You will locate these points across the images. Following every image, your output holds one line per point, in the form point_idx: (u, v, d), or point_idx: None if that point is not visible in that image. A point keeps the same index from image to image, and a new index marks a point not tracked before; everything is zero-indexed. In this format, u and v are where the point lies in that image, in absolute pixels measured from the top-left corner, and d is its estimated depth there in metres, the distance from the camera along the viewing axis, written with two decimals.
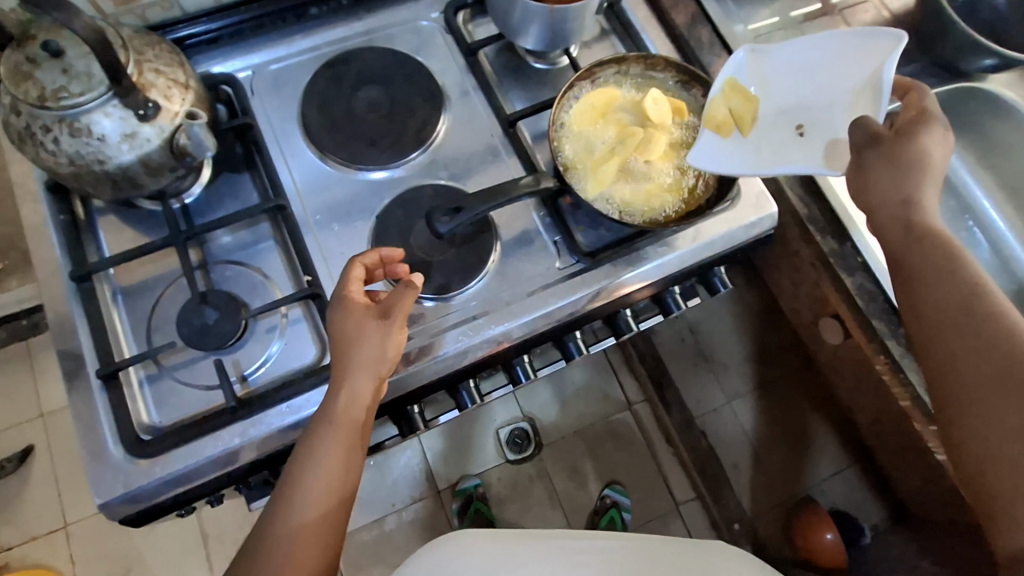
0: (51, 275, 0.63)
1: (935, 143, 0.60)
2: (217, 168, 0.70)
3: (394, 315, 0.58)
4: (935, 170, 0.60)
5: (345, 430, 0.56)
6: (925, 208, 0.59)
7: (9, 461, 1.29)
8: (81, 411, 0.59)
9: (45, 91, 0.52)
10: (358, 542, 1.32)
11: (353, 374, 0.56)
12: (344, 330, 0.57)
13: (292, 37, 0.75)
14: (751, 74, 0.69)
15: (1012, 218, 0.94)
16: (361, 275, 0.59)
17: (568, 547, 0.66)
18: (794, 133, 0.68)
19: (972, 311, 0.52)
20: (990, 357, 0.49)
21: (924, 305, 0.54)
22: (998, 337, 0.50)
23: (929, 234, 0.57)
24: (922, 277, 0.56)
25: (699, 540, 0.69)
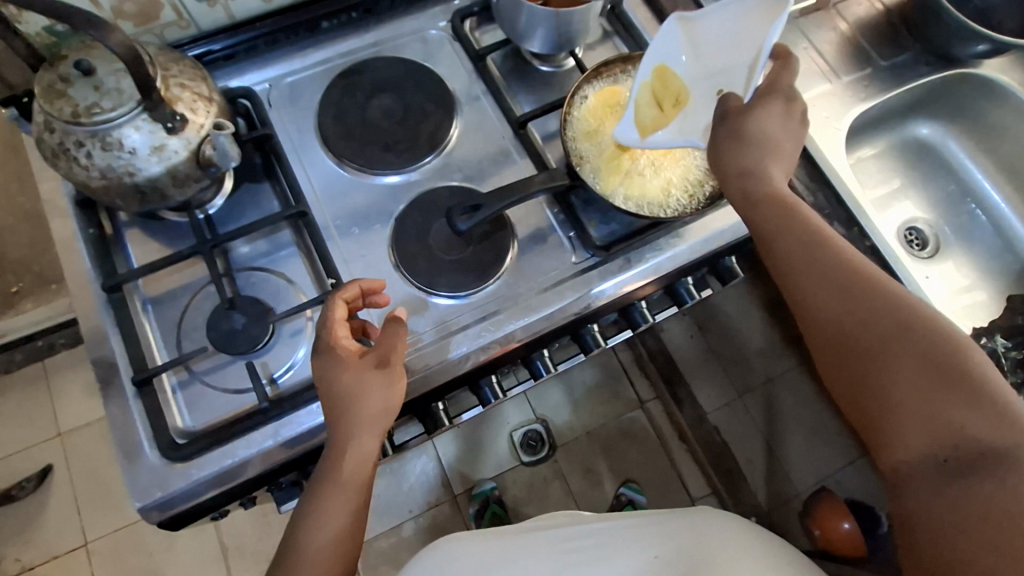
0: (82, 286, 0.65)
1: (773, 119, 0.61)
2: (238, 178, 0.72)
3: (393, 363, 0.58)
4: (777, 146, 0.61)
5: (349, 491, 0.56)
6: (767, 174, 0.60)
7: (28, 481, 1.30)
8: (117, 418, 0.60)
9: (79, 108, 0.54)
10: (377, 549, 1.32)
11: (356, 433, 0.56)
12: (343, 386, 0.56)
13: (306, 51, 0.78)
14: (679, 45, 0.64)
15: (1015, 199, 0.98)
16: (343, 314, 0.60)
17: (559, 534, 0.69)
18: (708, 102, 0.66)
19: (812, 249, 0.56)
20: (836, 283, 0.54)
21: (785, 250, 0.57)
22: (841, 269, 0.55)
23: (766, 196, 0.59)
24: (773, 224, 0.58)
25: (689, 511, 0.67)
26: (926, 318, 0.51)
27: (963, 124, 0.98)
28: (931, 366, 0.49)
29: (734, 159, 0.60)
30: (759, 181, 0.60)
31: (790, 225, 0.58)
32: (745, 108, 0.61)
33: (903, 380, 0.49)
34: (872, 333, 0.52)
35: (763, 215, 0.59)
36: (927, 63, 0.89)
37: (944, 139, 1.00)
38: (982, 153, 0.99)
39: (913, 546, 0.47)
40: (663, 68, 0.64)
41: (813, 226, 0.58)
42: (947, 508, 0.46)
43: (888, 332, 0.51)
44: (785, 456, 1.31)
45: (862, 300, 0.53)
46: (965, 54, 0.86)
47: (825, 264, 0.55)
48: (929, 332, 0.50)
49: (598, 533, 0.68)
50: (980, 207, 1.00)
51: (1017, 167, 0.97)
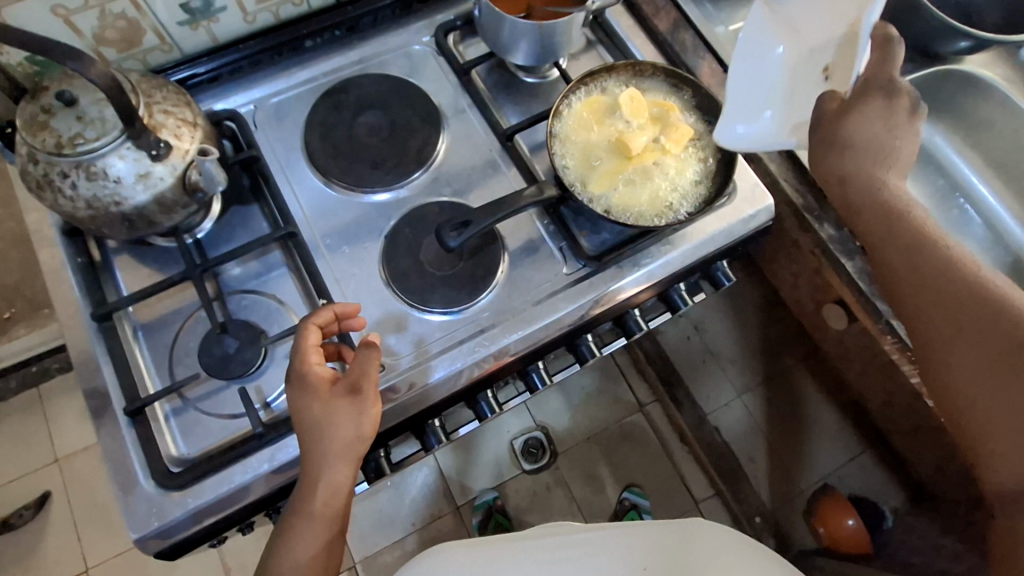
0: (73, 316, 0.64)
1: (870, 121, 0.58)
2: (226, 202, 0.72)
3: (364, 390, 0.57)
4: (884, 148, 0.59)
5: (321, 523, 0.56)
6: (880, 179, 0.59)
7: (26, 508, 1.28)
8: (111, 447, 0.60)
9: (62, 139, 0.54)
10: (381, 564, 1.31)
11: (327, 466, 0.55)
12: (314, 417, 0.55)
13: (290, 70, 0.78)
14: (768, 33, 0.67)
15: (1002, 191, 0.99)
16: (316, 339, 0.59)
17: (548, 543, 0.68)
18: (816, 83, 0.66)
19: (916, 254, 0.55)
20: (941, 296, 0.53)
21: (884, 255, 0.57)
22: (944, 277, 0.53)
23: (868, 205, 0.59)
24: (876, 232, 0.58)
25: (684, 518, 0.69)
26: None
27: (946, 119, 1.00)
28: None
29: (841, 154, 0.60)
30: (860, 187, 0.59)
31: (895, 233, 0.57)
32: (839, 110, 0.60)
33: (998, 403, 0.49)
34: (968, 350, 0.51)
35: (864, 223, 0.59)
36: (909, 60, 0.90)
37: (931, 135, 1.01)
38: (968, 148, 1.00)
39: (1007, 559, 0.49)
40: (760, 57, 0.68)
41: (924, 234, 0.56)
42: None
43: (994, 352, 0.49)
44: (785, 453, 1.33)
45: (963, 314, 0.52)
46: (947, 50, 0.86)
47: (931, 274, 0.54)
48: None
49: (583, 543, 0.67)
50: (969, 200, 1.00)
51: (1005, 160, 0.98)
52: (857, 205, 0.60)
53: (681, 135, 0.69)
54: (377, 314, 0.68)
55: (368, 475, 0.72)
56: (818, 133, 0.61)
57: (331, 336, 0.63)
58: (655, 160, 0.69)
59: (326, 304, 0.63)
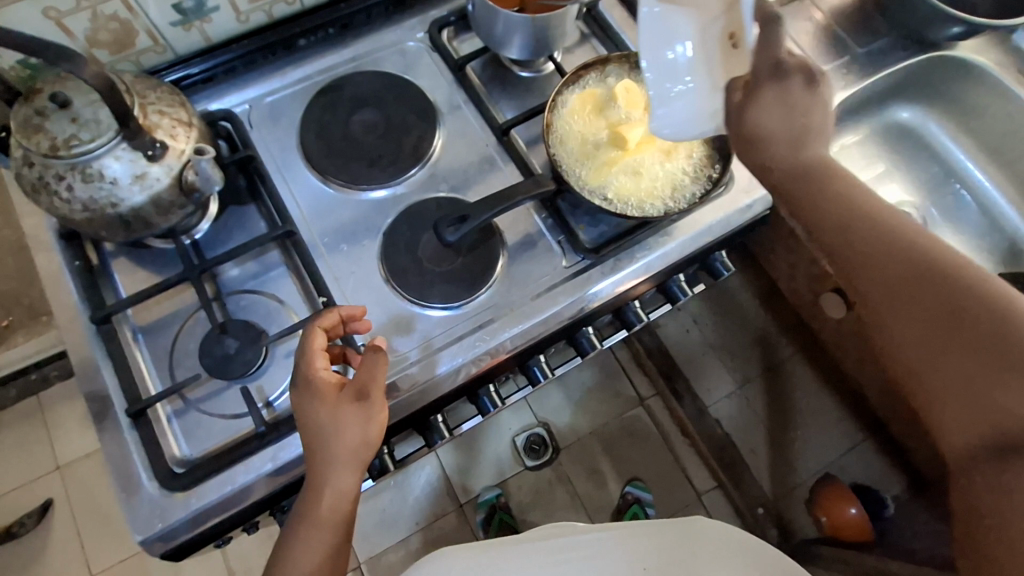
0: (72, 320, 0.64)
1: (772, 107, 0.56)
2: (223, 202, 0.72)
3: (372, 396, 0.56)
4: (797, 132, 0.56)
5: (325, 528, 0.56)
6: (801, 155, 0.57)
7: (29, 517, 1.28)
8: (113, 451, 0.60)
9: (56, 141, 0.53)
10: (387, 563, 1.30)
11: (333, 471, 0.55)
12: (321, 423, 0.55)
13: (284, 69, 0.78)
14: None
15: (999, 176, 1.00)
16: (322, 343, 0.59)
17: (543, 549, 0.68)
18: (725, 49, 0.54)
19: (846, 223, 0.56)
20: (876, 262, 0.54)
21: (816, 226, 0.57)
22: (877, 244, 0.55)
23: (791, 182, 0.58)
24: (803, 204, 0.57)
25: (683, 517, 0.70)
26: (974, 288, 0.51)
27: (941, 106, 1.00)
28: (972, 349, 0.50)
29: (765, 146, 0.57)
30: (783, 168, 0.58)
31: (821, 204, 0.57)
32: (745, 97, 0.56)
33: (944, 362, 0.51)
34: (905, 313, 0.53)
35: (792, 199, 0.58)
36: (903, 47, 0.90)
37: (925, 122, 1.02)
38: (963, 134, 1.01)
39: (973, 520, 0.50)
40: (661, 28, 0.55)
41: (853, 202, 0.56)
42: (988, 485, 0.49)
43: (932, 317, 0.52)
44: (787, 444, 1.33)
45: (899, 279, 0.53)
46: (940, 37, 0.86)
47: (866, 247, 0.55)
48: (976, 304, 0.50)
49: (578, 547, 0.67)
50: (965, 186, 1.01)
51: (1000, 145, 0.98)
52: (792, 190, 0.58)
53: (692, 147, 0.71)
54: (379, 312, 0.68)
55: (372, 473, 0.72)
56: (731, 130, 0.58)
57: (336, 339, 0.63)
58: (651, 152, 0.70)
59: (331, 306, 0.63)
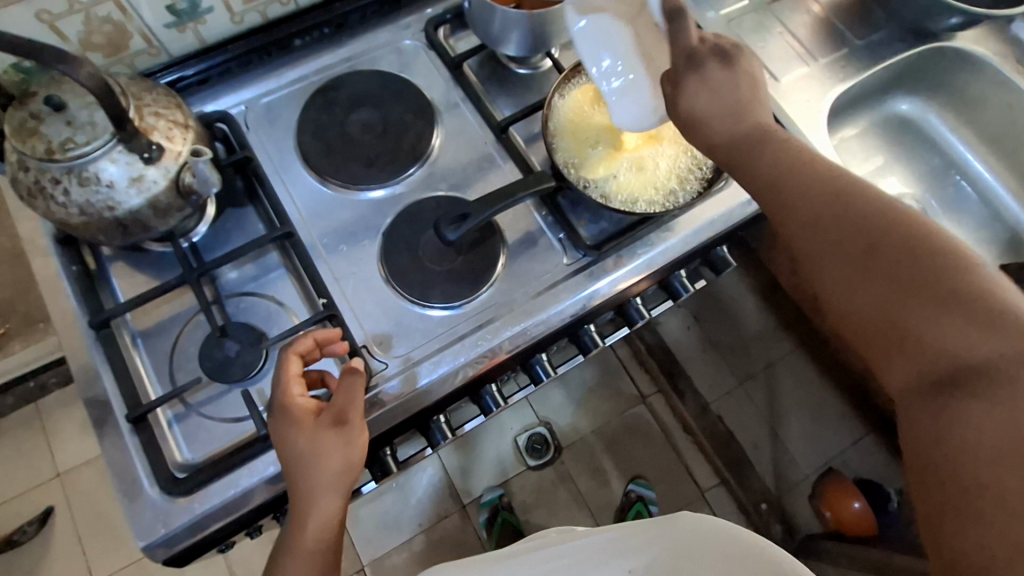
0: (70, 325, 0.64)
1: (704, 91, 0.57)
2: (221, 204, 0.71)
3: (350, 420, 0.55)
4: (742, 111, 0.57)
5: (312, 556, 0.54)
6: (743, 122, 0.57)
7: (30, 525, 1.27)
8: (114, 456, 0.59)
9: (52, 145, 0.53)
10: (390, 566, 1.29)
11: (316, 497, 0.55)
12: (299, 451, 0.54)
13: (280, 70, 0.77)
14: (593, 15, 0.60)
15: (999, 168, 1.00)
16: (298, 370, 0.57)
17: (534, 558, 0.61)
18: (644, 52, 0.61)
19: (782, 178, 0.54)
20: (808, 211, 0.52)
21: (755, 185, 0.56)
22: (807, 194, 0.52)
23: (732, 151, 0.57)
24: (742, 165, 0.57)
25: (675, 513, 0.57)
26: (897, 225, 0.48)
27: (941, 98, 1.00)
28: (904, 286, 0.46)
29: (706, 129, 0.58)
30: (723, 138, 0.58)
31: (760, 164, 0.56)
32: (673, 90, 0.58)
33: (891, 306, 0.47)
34: (837, 257, 0.50)
35: (733, 164, 0.58)
36: (901, 39, 0.90)
37: (925, 114, 1.01)
38: (962, 125, 1.01)
39: (924, 477, 0.43)
40: (595, 42, 0.60)
41: (794, 156, 0.55)
42: (935, 432, 0.43)
43: (861, 260, 0.48)
44: (789, 439, 1.33)
45: (831, 223, 0.50)
46: (938, 28, 0.86)
47: (797, 195, 0.53)
48: (917, 246, 0.47)
49: (569, 553, 0.60)
50: (965, 177, 1.02)
51: (1000, 135, 0.98)
52: (734, 159, 0.57)
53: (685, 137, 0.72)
54: (378, 314, 0.67)
55: (375, 475, 0.71)
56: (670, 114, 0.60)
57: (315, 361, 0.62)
58: (649, 146, 0.70)
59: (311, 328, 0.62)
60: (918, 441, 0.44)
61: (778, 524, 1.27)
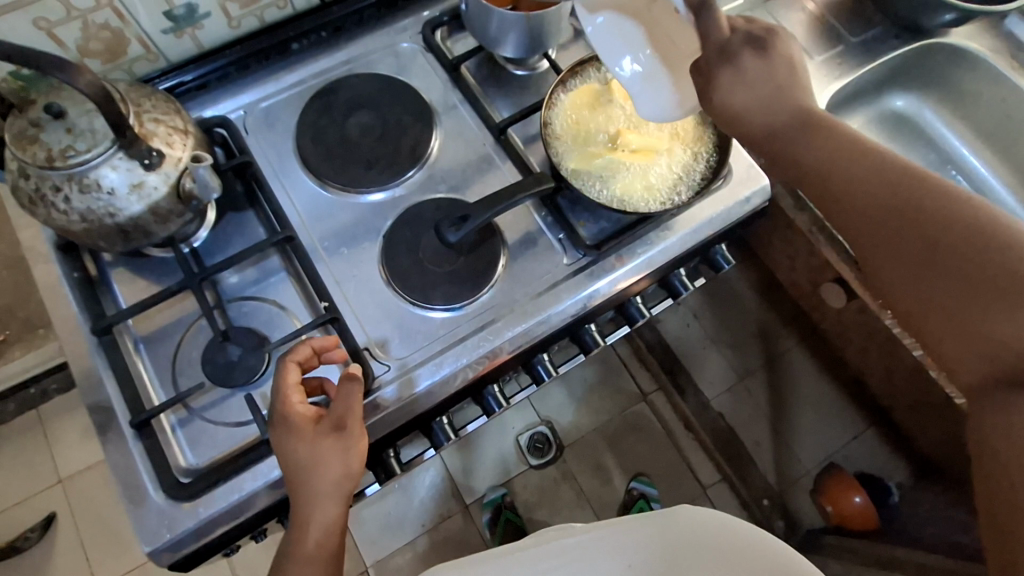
0: (72, 332, 0.64)
1: (740, 82, 0.56)
2: (221, 209, 0.71)
3: (349, 426, 0.56)
4: (783, 97, 0.56)
5: (315, 563, 0.55)
6: (789, 109, 0.56)
7: (32, 531, 1.27)
8: (118, 462, 0.60)
9: (52, 153, 0.53)
10: (394, 566, 1.29)
11: (317, 504, 0.55)
12: (300, 458, 0.55)
13: (278, 74, 0.77)
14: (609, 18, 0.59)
15: (994, 161, 1.00)
16: (295, 377, 0.58)
17: (531, 556, 0.61)
18: (669, 43, 0.59)
19: (831, 167, 0.52)
20: (862, 200, 0.50)
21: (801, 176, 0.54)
22: (859, 181, 0.50)
23: (777, 142, 0.55)
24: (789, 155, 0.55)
25: (672, 507, 0.60)
26: (960, 214, 0.46)
27: (936, 94, 1.00)
28: (966, 279, 0.44)
29: (746, 122, 0.57)
30: (767, 128, 0.56)
31: (808, 153, 0.53)
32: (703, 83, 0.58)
33: (943, 294, 0.45)
34: (894, 248, 0.48)
35: (777, 153, 0.55)
36: (896, 36, 0.90)
37: (920, 110, 1.02)
38: (957, 120, 1.01)
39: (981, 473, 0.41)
40: (615, 44, 0.59)
41: (846, 142, 0.52)
42: (992, 430, 0.41)
43: (918, 252, 0.47)
44: (790, 434, 1.34)
45: (888, 211, 0.48)
46: (932, 24, 0.86)
47: (850, 182, 0.50)
48: (976, 230, 0.45)
49: (574, 550, 0.59)
50: (961, 172, 1.02)
51: (995, 129, 0.99)
52: (778, 148, 0.55)
53: (684, 129, 0.71)
54: (380, 317, 0.68)
55: (379, 476, 0.72)
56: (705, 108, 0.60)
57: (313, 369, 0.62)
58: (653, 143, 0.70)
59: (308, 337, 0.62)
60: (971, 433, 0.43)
61: (780, 519, 1.27)
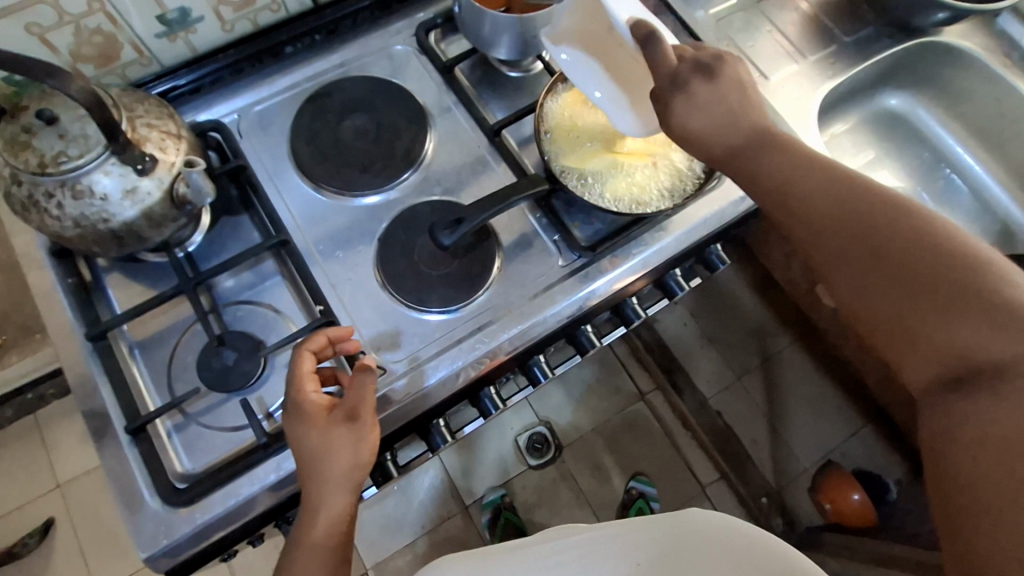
0: (67, 338, 0.64)
1: (696, 108, 0.57)
2: (216, 213, 0.71)
3: (362, 416, 0.56)
4: (738, 118, 0.57)
5: (321, 555, 0.54)
6: (744, 128, 0.57)
7: (31, 537, 1.27)
8: (114, 468, 0.59)
9: (44, 158, 0.52)
10: (394, 568, 1.29)
11: (327, 496, 0.55)
12: (312, 446, 0.54)
13: (272, 77, 0.77)
14: (573, 60, 0.66)
15: (988, 160, 1.01)
16: (310, 367, 0.58)
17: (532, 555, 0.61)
18: (629, 79, 0.67)
19: (786, 180, 0.53)
20: (815, 211, 0.50)
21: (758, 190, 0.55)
22: (811, 194, 0.51)
23: (735, 157, 0.56)
24: (746, 170, 0.55)
25: (677, 510, 0.59)
26: (906, 223, 0.46)
27: (930, 92, 1.00)
28: (914, 285, 0.44)
29: (703, 142, 0.58)
30: (724, 145, 0.57)
31: (764, 167, 0.54)
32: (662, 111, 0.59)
33: (902, 307, 0.45)
34: (846, 257, 0.48)
35: (736, 168, 0.56)
36: (889, 35, 0.90)
37: (914, 109, 1.02)
38: (951, 119, 1.02)
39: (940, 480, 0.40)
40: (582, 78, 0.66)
41: (799, 157, 0.54)
42: (949, 435, 0.41)
43: (868, 261, 0.47)
44: (788, 432, 1.34)
45: (838, 222, 0.49)
46: (925, 23, 0.86)
47: (802, 195, 0.51)
48: (933, 243, 0.45)
49: (578, 548, 0.59)
50: (955, 170, 1.03)
51: (988, 127, 0.99)
52: (737, 163, 0.56)
53: None
54: (376, 320, 0.68)
55: (376, 479, 0.71)
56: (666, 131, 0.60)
57: (326, 360, 0.62)
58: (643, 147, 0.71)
59: (321, 329, 0.63)
60: (932, 443, 0.42)
61: (779, 518, 1.28)
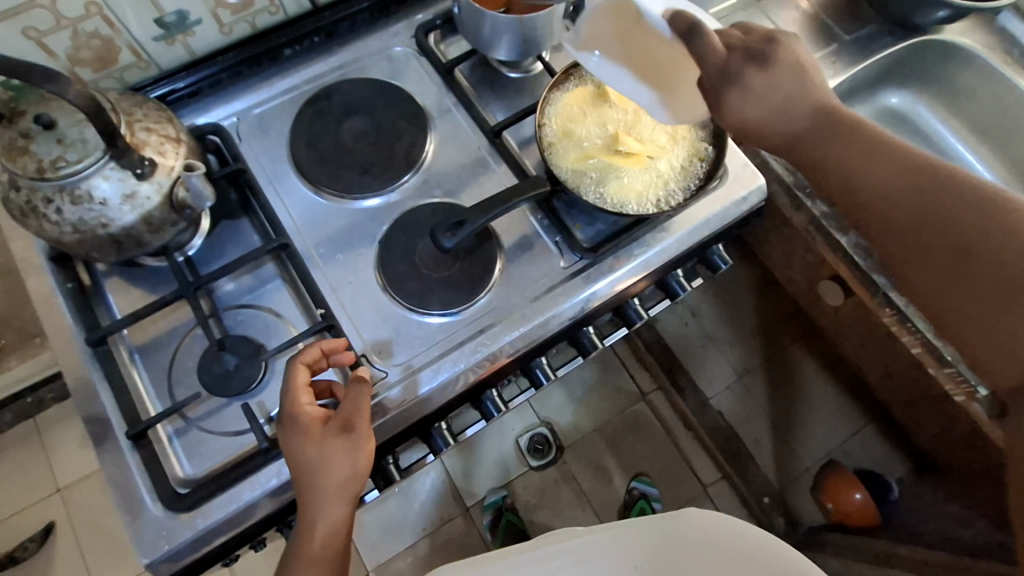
0: (67, 343, 0.63)
1: (752, 99, 0.56)
2: (215, 216, 0.71)
3: (357, 427, 0.55)
4: (798, 102, 0.56)
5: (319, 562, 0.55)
6: (809, 115, 0.56)
7: (31, 541, 1.27)
8: (115, 473, 0.59)
9: (43, 163, 0.52)
10: (395, 570, 1.29)
11: (324, 507, 0.55)
12: (307, 459, 0.54)
13: (270, 80, 0.77)
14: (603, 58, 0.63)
15: (989, 158, 1.00)
16: (304, 379, 0.57)
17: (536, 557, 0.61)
18: (667, 71, 0.63)
19: (861, 170, 0.54)
20: (894, 202, 0.52)
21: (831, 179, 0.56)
22: (888, 185, 0.52)
23: (804, 144, 0.56)
24: (818, 158, 0.56)
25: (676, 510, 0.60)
26: (985, 217, 0.49)
27: (930, 90, 1.01)
28: (996, 283, 0.47)
29: (763, 131, 0.57)
30: (791, 134, 0.57)
31: (836, 155, 0.55)
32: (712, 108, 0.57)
33: (981, 305, 0.48)
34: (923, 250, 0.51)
35: (806, 156, 0.56)
36: (889, 34, 0.90)
37: (915, 106, 1.02)
38: (952, 116, 1.01)
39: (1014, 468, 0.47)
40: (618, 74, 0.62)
41: (874, 144, 0.54)
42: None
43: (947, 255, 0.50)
44: (790, 431, 1.34)
45: (919, 214, 0.51)
46: (926, 21, 0.86)
47: (878, 186, 0.53)
48: (1008, 234, 0.47)
49: (581, 549, 0.60)
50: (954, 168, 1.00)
51: (988, 125, 0.99)
52: (804, 152, 0.56)
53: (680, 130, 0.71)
54: (377, 323, 0.67)
55: (378, 483, 0.71)
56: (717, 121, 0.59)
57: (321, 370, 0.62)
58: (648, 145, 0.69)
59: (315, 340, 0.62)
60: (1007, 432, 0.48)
61: (781, 518, 1.27)
